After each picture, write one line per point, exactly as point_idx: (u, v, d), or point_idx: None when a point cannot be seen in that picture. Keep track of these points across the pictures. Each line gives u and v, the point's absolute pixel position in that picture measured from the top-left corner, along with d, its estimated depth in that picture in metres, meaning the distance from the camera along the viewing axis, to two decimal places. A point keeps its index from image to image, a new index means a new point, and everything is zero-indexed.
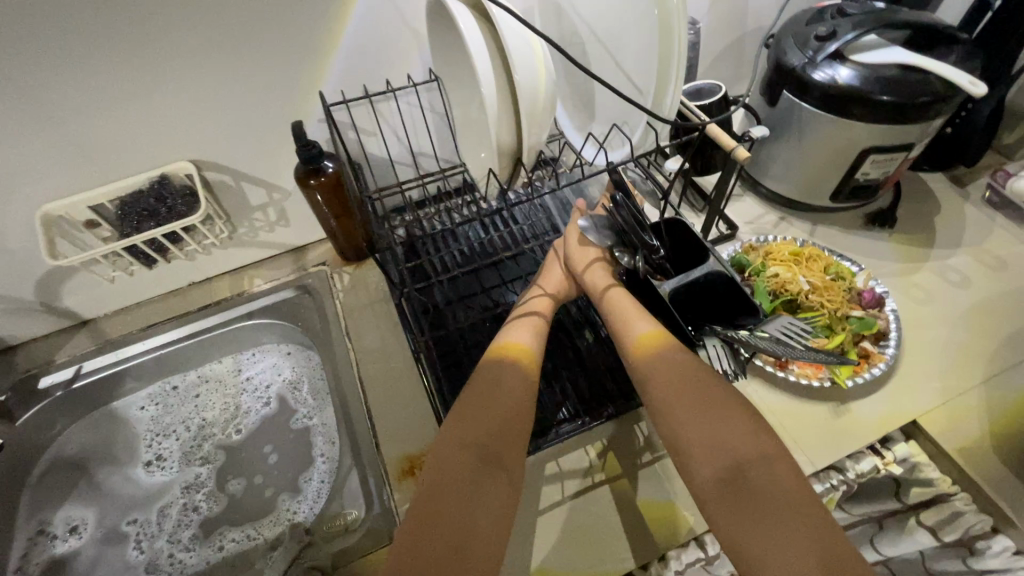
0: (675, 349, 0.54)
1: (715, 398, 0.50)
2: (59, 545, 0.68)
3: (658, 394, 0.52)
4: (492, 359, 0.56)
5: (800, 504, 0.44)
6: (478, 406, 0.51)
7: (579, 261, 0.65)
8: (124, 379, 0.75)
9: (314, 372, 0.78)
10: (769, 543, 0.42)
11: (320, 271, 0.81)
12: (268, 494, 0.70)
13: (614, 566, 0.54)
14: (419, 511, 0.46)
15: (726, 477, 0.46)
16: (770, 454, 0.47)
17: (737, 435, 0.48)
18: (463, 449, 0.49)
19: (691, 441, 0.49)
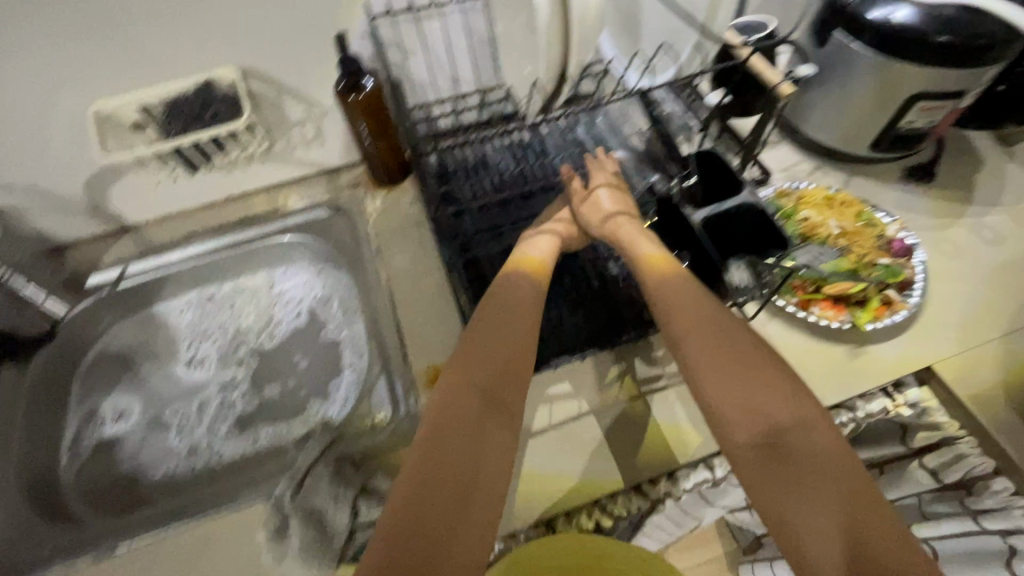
0: (705, 302, 0.52)
1: (749, 360, 0.47)
2: (107, 428, 0.73)
3: (688, 348, 0.50)
4: (503, 298, 0.57)
5: (846, 471, 0.41)
6: (496, 342, 0.52)
7: (579, 194, 0.68)
8: (166, 282, 0.79)
9: (344, 289, 0.81)
10: (809, 509, 0.40)
11: (354, 193, 0.82)
12: (300, 396, 0.74)
13: (626, 476, 0.58)
14: (428, 434, 0.46)
15: (762, 439, 0.44)
16: (810, 415, 0.44)
17: (772, 396, 0.45)
18: (463, 398, 0.47)
19: (723, 399, 0.46)
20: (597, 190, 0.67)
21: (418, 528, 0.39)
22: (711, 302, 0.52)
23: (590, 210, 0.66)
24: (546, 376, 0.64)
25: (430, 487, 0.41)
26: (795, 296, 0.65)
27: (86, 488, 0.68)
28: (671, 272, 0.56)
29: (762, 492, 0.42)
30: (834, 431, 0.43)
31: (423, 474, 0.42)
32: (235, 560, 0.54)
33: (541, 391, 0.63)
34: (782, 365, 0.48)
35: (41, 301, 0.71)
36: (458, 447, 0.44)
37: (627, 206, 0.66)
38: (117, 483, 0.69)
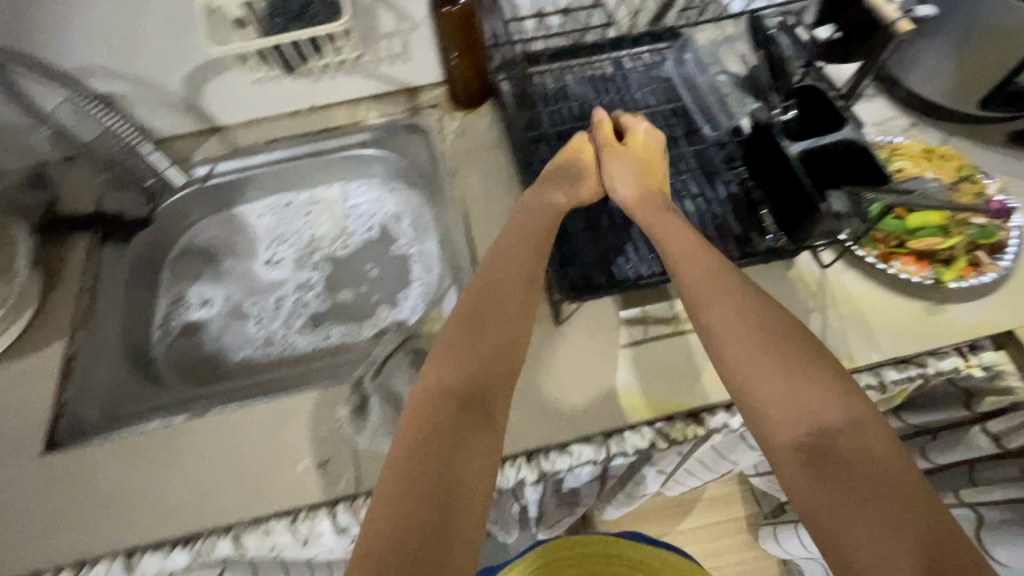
0: (743, 297, 0.51)
1: (798, 365, 0.47)
2: (193, 313, 0.79)
3: (723, 346, 0.50)
4: (509, 266, 0.57)
5: (899, 477, 0.41)
6: (506, 315, 0.53)
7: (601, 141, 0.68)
8: (251, 183, 0.83)
9: (415, 207, 0.83)
10: (851, 515, 0.40)
11: (432, 113, 0.83)
12: (370, 302, 0.78)
13: (687, 400, 0.59)
14: (431, 404, 0.47)
15: (805, 441, 0.44)
16: (858, 414, 0.45)
17: (821, 399, 0.45)
18: (446, 399, 0.47)
19: (767, 402, 0.46)
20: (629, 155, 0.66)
21: (428, 501, 0.41)
22: (750, 293, 0.52)
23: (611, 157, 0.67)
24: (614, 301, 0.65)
25: (417, 491, 0.42)
26: (877, 248, 0.64)
27: (177, 364, 0.74)
28: (707, 260, 0.54)
29: (798, 496, 0.43)
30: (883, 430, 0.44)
31: (433, 449, 0.44)
32: (317, 429, 0.60)
33: (607, 314, 0.65)
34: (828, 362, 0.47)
35: (165, 168, 0.75)
36: (469, 420, 0.46)
37: (653, 175, 0.66)
38: (204, 362, 0.75)
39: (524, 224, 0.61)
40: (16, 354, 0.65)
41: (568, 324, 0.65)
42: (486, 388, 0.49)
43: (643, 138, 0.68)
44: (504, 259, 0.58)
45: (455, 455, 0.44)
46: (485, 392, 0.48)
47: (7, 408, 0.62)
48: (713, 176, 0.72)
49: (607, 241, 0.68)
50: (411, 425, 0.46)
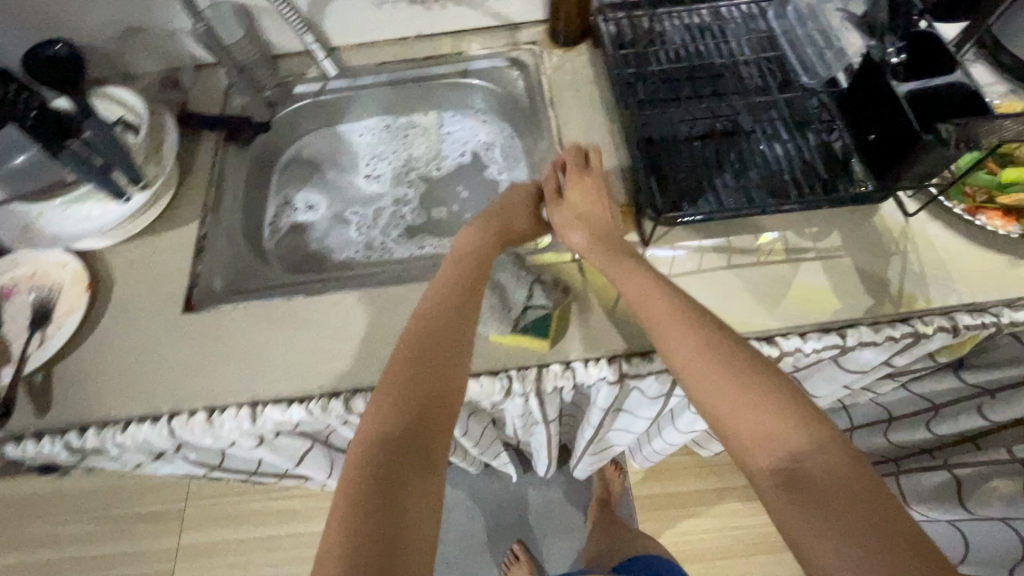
0: (706, 334, 0.53)
1: (756, 399, 0.49)
2: (300, 215, 0.87)
3: (696, 386, 0.52)
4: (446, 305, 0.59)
5: (865, 491, 0.43)
6: (443, 353, 0.55)
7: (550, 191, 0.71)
8: (357, 102, 0.89)
9: (506, 138, 0.89)
10: (832, 535, 0.42)
11: (532, 50, 0.87)
12: (463, 219, 0.85)
13: (765, 321, 0.64)
14: (375, 442, 0.49)
15: (777, 469, 0.46)
16: (822, 439, 0.47)
17: (778, 425, 0.48)
18: (390, 436, 0.50)
19: (737, 430, 0.49)
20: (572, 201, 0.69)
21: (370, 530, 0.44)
22: (709, 330, 0.54)
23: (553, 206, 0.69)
24: (701, 230, 0.70)
25: (365, 522, 0.44)
26: (964, 202, 0.66)
27: (285, 257, 0.82)
28: (672, 298, 0.56)
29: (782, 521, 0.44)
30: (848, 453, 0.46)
31: (373, 484, 0.46)
32: None
33: (693, 242, 0.69)
34: (789, 390, 0.50)
35: (321, 59, 0.82)
36: (407, 456, 0.49)
37: (594, 218, 0.66)
38: (309, 258, 0.83)
39: (462, 263, 0.64)
40: (162, 230, 0.74)
41: (655, 246, 0.69)
42: (426, 426, 0.51)
43: (594, 184, 0.69)
44: (447, 298, 0.60)
45: (394, 493, 0.46)
46: (419, 427, 0.51)
47: (157, 273, 0.71)
48: (806, 128, 0.74)
49: (697, 176, 0.72)
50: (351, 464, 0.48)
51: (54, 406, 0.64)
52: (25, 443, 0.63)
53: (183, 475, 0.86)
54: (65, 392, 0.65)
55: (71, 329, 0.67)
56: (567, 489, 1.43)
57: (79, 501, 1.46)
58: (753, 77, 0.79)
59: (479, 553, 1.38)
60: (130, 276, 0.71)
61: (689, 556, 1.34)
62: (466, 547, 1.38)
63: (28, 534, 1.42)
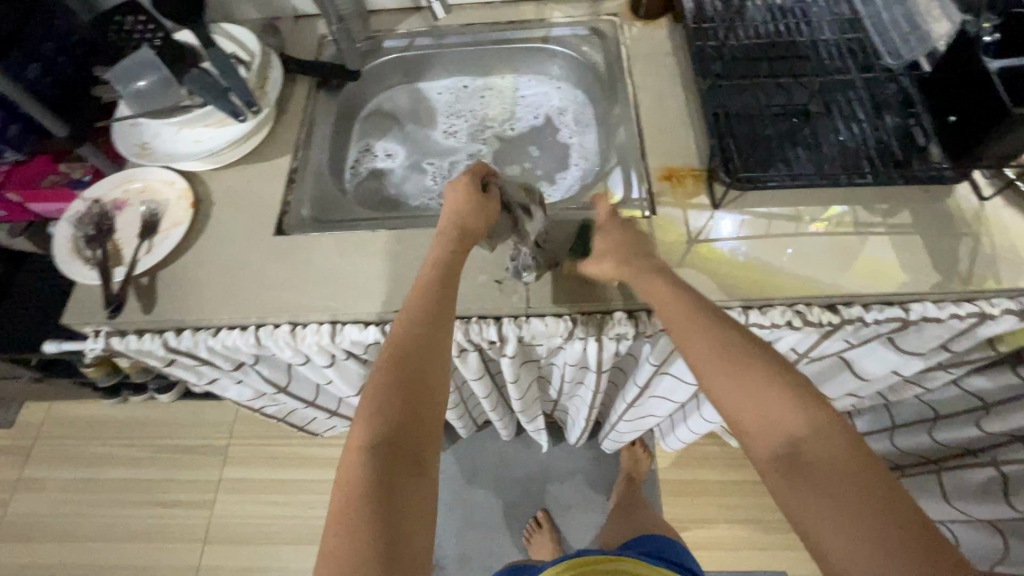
0: (709, 327, 0.55)
1: (762, 391, 0.51)
2: (378, 161, 0.92)
3: (704, 376, 0.54)
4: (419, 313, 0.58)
5: (862, 472, 0.46)
6: (418, 358, 0.56)
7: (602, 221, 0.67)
8: (440, 59, 0.93)
9: (579, 104, 0.93)
10: (829, 513, 0.45)
11: (612, 21, 0.90)
12: (533, 175, 0.90)
13: (829, 287, 0.66)
14: (362, 454, 0.50)
15: (780, 453, 0.49)
16: (821, 422, 0.49)
17: (783, 414, 0.50)
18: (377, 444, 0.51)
19: (745, 418, 0.51)
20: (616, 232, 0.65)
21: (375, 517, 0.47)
22: (714, 324, 0.55)
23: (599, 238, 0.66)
24: (770, 198, 0.72)
25: (362, 532, 0.46)
26: None
27: (364, 198, 0.87)
28: (681, 295, 0.58)
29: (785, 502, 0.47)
30: (847, 434, 0.48)
31: (368, 493, 0.48)
32: (496, 255, 0.72)
33: (762, 209, 0.72)
34: (788, 376, 0.52)
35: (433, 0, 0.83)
36: (397, 456, 0.51)
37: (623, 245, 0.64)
38: (385, 201, 0.88)
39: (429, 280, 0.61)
40: (259, 160, 0.80)
41: (723, 208, 0.72)
42: (411, 429, 0.52)
43: (619, 226, 0.66)
44: (416, 304, 0.59)
45: (388, 500, 0.48)
46: (408, 429, 0.52)
47: (254, 198, 0.77)
48: (884, 109, 0.75)
49: (772, 146, 0.73)
50: (345, 469, 0.50)
51: (157, 306, 0.70)
52: (128, 338, 0.70)
53: (249, 396, 0.92)
54: (166, 295, 0.71)
55: (176, 238, 0.73)
56: (593, 466, 1.45)
57: (133, 427, 1.55)
58: (833, 57, 0.80)
59: (503, 517, 1.41)
60: (228, 199, 0.77)
61: (710, 543, 1.35)
62: (490, 509, 1.42)
63: (85, 453, 1.52)
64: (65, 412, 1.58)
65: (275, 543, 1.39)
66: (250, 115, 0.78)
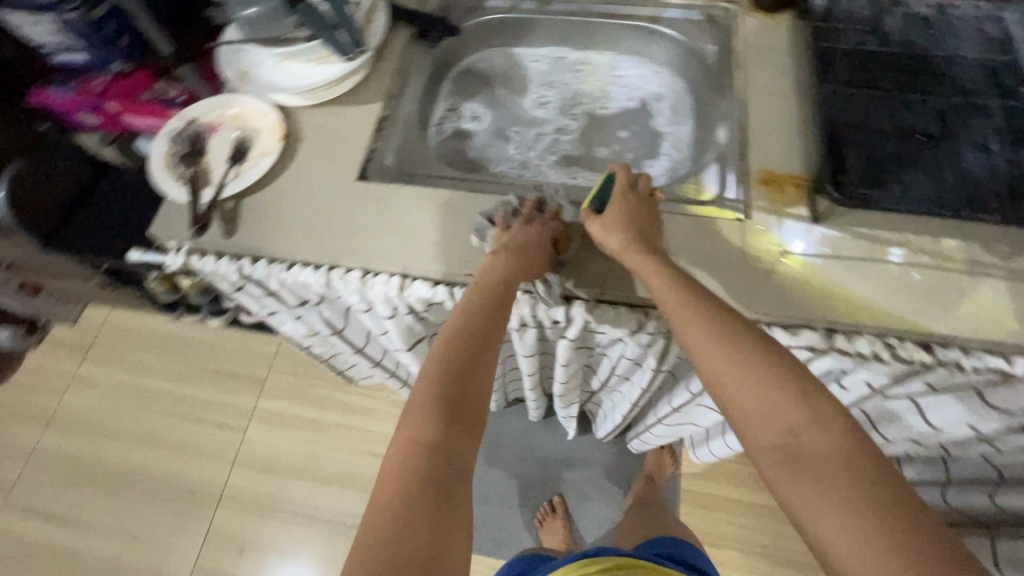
0: (716, 316, 0.55)
1: (764, 378, 0.51)
2: (463, 122, 0.90)
3: (704, 364, 0.53)
4: (476, 318, 0.61)
5: (865, 462, 0.46)
6: (474, 354, 0.59)
7: (620, 193, 0.66)
8: (543, 26, 0.91)
9: (678, 92, 0.90)
10: (826, 498, 0.45)
11: (729, 9, 0.85)
12: (621, 159, 0.87)
13: (925, 322, 0.62)
14: (412, 443, 0.52)
15: (780, 444, 0.49)
16: (823, 413, 0.49)
17: (783, 404, 0.50)
18: (427, 430, 0.52)
19: (742, 405, 0.51)
20: (631, 207, 0.65)
21: (419, 499, 0.48)
22: (716, 307, 0.56)
23: (619, 212, 0.64)
24: (877, 219, 0.67)
25: (406, 521, 0.46)
26: None
27: (444, 156, 0.86)
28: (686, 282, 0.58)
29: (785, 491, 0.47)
30: (852, 427, 0.48)
31: (416, 481, 0.49)
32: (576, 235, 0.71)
33: (864, 229, 0.67)
34: (790, 367, 0.52)
35: None
36: (445, 444, 0.52)
37: (636, 225, 0.63)
38: (466, 164, 0.87)
39: (488, 285, 0.63)
40: (350, 103, 0.80)
41: (822, 223, 0.68)
42: (456, 414, 0.54)
43: (636, 203, 0.66)
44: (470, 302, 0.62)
45: (438, 493, 0.49)
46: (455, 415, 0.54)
47: (341, 140, 0.77)
48: (1023, 143, 0.68)
49: (888, 166, 0.69)
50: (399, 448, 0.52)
51: (238, 232, 0.72)
52: (207, 258, 0.71)
53: (303, 332, 0.94)
54: (247, 222, 0.72)
55: (265, 167, 0.74)
56: (616, 462, 1.44)
57: (182, 345, 1.63)
58: (973, 78, 0.73)
59: (517, 496, 1.42)
60: (316, 137, 0.78)
61: (723, 561, 1.32)
62: (507, 485, 1.43)
63: (136, 361, 1.61)
64: (121, 320, 1.66)
65: (298, 478, 1.44)
66: (358, 55, 0.78)
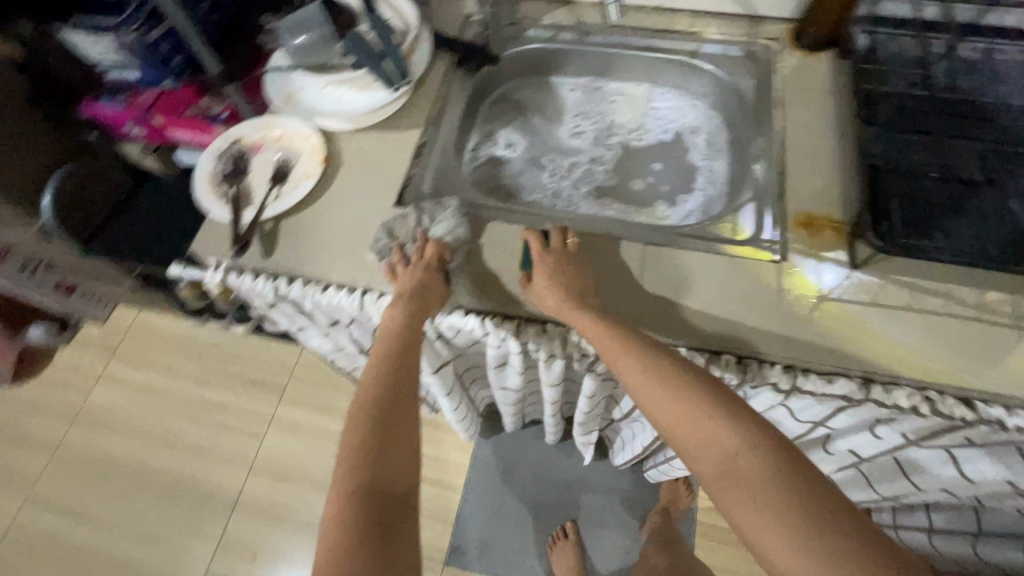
0: (644, 352, 0.59)
1: (694, 406, 0.55)
2: (498, 149, 0.91)
3: (647, 401, 0.58)
4: (399, 359, 0.64)
5: (790, 477, 0.49)
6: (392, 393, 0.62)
7: (539, 256, 0.68)
8: (576, 57, 0.92)
9: (714, 126, 0.90)
10: (761, 515, 0.48)
11: (769, 46, 0.85)
12: (654, 191, 0.87)
13: (969, 376, 0.60)
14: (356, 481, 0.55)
15: (718, 469, 0.52)
16: (751, 434, 0.52)
17: (712, 430, 0.53)
18: (366, 467, 0.56)
19: (680, 433, 0.55)
20: (549, 265, 0.67)
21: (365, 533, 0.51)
22: (645, 344, 0.60)
23: (542, 275, 0.66)
24: (919, 268, 0.66)
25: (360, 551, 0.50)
26: None
27: (478, 182, 0.87)
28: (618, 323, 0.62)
29: (733, 513, 0.50)
30: (777, 443, 0.52)
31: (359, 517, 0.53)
32: (609, 270, 0.70)
33: (905, 278, 0.66)
34: (714, 393, 0.56)
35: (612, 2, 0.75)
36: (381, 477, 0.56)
37: (564, 283, 0.65)
38: (500, 190, 0.88)
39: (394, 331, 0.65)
40: (391, 127, 0.81)
41: (861, 269, 0.67)
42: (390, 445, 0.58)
43: (558, 259, 0.68)
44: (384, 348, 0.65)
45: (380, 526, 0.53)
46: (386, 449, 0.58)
47: (380, 165, 0.79)
48: None
49: (933, 212, 0.67)
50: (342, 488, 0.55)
51: (277, 252, 0.73)
52: (244, 276, 0.72)
53: (328, 348, 0.95)
54: (284, 242, 0.74)
55: (304, 190, 0.75)
56: (632, 489, 1.42)
57: (207, 349, 1.65)
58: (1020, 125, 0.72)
59: (530, 518, 1.41)
60: (357, 160, 0.79)
61: None
62: (519, 507, 1.42)
63: (161, 363, 1.64)
64: (150, 321, 1.70)
65: (312, 487, 1.45)
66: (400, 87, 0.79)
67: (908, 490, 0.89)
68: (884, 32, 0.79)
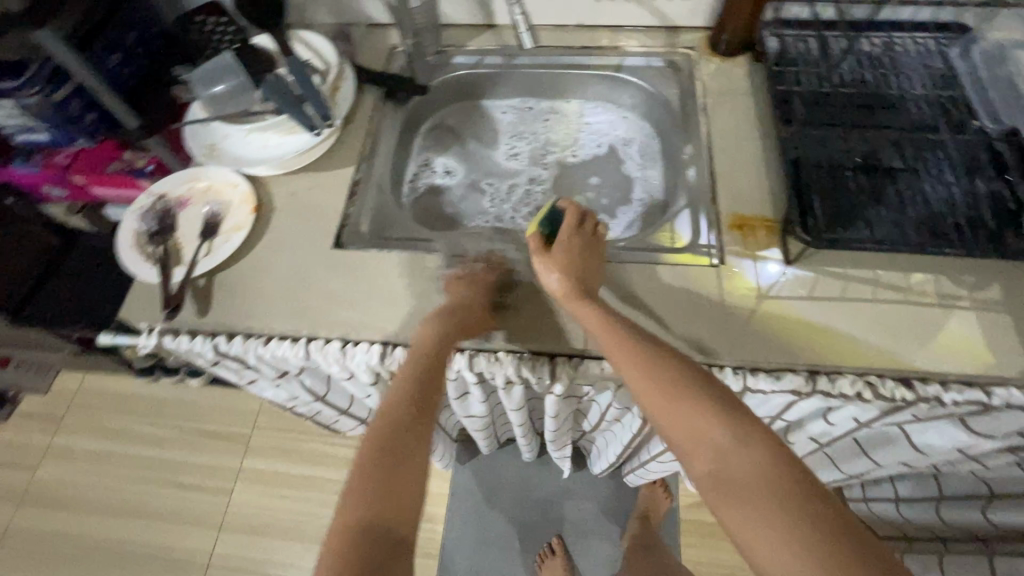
0: (645, 347, 0.58)
1: (693, 404, 0.54)
2: (435, 178, 0.91)
3: (644, 399, 0.57)
4: (406, 380, 0.62)
5: (787, 477, 0.48)
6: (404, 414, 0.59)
7: (564, 235, 0.67)
8: (504, 80, 0.92)
9: (645, 136, 0.92)
10: (757, 515, 0.47)
11: (688, 54, 0.87)
12: (593, 206, 0.88)
13: (904, 358, 0.62)
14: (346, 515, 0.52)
15: (712, 470, 0.51)
16: (747, 434, 0.52)
17: (711, 428, 0.52)
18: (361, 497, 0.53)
19: (675, 432, 0.54)
20: (574, 246, 0.67)
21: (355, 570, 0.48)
22: (645, 342, 0.59)
23: (563, 251, 0.66)
24: (848, 258, 0.69)
25: None
26: None
27: (419, 214, 0.86)
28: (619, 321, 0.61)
29: (729, 517, 0.49)
30: (772, 443, 0.51)
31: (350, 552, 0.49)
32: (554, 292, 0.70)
33: (837, 269, 0.68)
34: (714, 391, 0.55)
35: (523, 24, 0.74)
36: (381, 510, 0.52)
37: (579, 272, 0.65)
38: (441, 219, 0.87)
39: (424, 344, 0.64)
40: (322, 168, 0.80)
41: (794, 266, 0.69)
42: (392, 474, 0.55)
43: (578, 243, 0.67)
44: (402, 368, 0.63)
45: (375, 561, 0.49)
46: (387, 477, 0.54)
47: (314, 207, 0.77)
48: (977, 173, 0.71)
49: (855, 203, 0.70)
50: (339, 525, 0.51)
51: (213, 310, 0.70)
52: (179, 338, 0.69)
53: (284, 398, 0.92)
54: (220, 299, 0.71)
55: (237, 242, 0.73)
56: (613, 496, 1.42)
57: (161, 407, 1.58)
58: (923, 113, 0.76)
59: (515, 539, 1.39)
60: (290, 205, 0.77)
61: None
62: (504, 530, 1.40)
63: (112, 427, 1.55)
64: (96, 385, 1.61)
65: (288, 539, 1.39)
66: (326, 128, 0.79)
67: (868, 466, 0.92)
68: (790, 35, 0.83)
